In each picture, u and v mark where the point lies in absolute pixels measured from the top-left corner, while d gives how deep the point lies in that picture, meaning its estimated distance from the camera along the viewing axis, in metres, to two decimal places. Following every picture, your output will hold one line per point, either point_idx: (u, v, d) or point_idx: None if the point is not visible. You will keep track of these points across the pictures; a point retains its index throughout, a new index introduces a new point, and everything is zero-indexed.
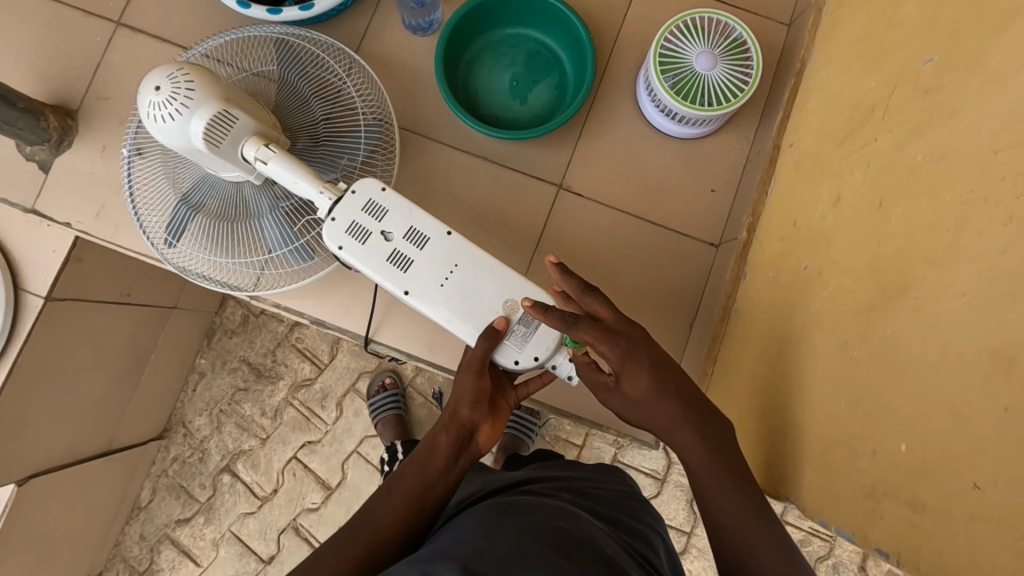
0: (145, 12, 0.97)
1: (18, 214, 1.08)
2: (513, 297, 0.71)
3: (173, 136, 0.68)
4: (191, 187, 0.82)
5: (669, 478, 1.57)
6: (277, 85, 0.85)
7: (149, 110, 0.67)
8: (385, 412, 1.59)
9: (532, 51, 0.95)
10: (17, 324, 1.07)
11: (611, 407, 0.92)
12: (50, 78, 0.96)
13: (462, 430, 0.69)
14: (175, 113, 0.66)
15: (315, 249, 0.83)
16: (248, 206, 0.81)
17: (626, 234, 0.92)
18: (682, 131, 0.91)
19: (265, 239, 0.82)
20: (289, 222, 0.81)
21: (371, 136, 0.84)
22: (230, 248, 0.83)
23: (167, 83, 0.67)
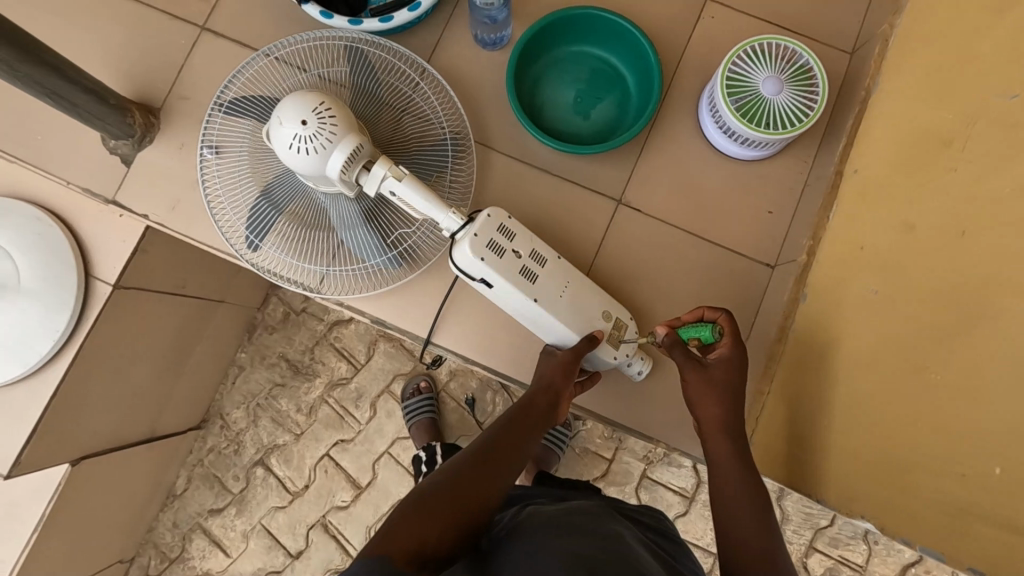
0: (227, 18, 1.01)
1: (91, 204, 1.12)
2: (610, 308, 0.85)
3: (310, 167, 0.71)
4: (275, 193, 0.86)
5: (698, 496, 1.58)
6: (353, 94, 0.88)
7: (292, 141, 0.69)
8: (420, 415, 1.61)
9: (595, 70, 0.97)
10: (85, 309, 1.11)
11: (660, 420, 0.92)
12: (133, 76, 1.00)
13: (552, 401, 0.79)
14: (318, 149, 0.69)
15: (399, 261, 0.89)
16: (338, 218, 0.86)
17: (682, 252, 0.94)
18: (741, 152, 0.93)
19: (353, 249, 0.87)
20: (380, 234, 0.86)
21: (450, 151, 0.90)
22: (314, 251, 0.88)
23: (313, 117, 0.69)
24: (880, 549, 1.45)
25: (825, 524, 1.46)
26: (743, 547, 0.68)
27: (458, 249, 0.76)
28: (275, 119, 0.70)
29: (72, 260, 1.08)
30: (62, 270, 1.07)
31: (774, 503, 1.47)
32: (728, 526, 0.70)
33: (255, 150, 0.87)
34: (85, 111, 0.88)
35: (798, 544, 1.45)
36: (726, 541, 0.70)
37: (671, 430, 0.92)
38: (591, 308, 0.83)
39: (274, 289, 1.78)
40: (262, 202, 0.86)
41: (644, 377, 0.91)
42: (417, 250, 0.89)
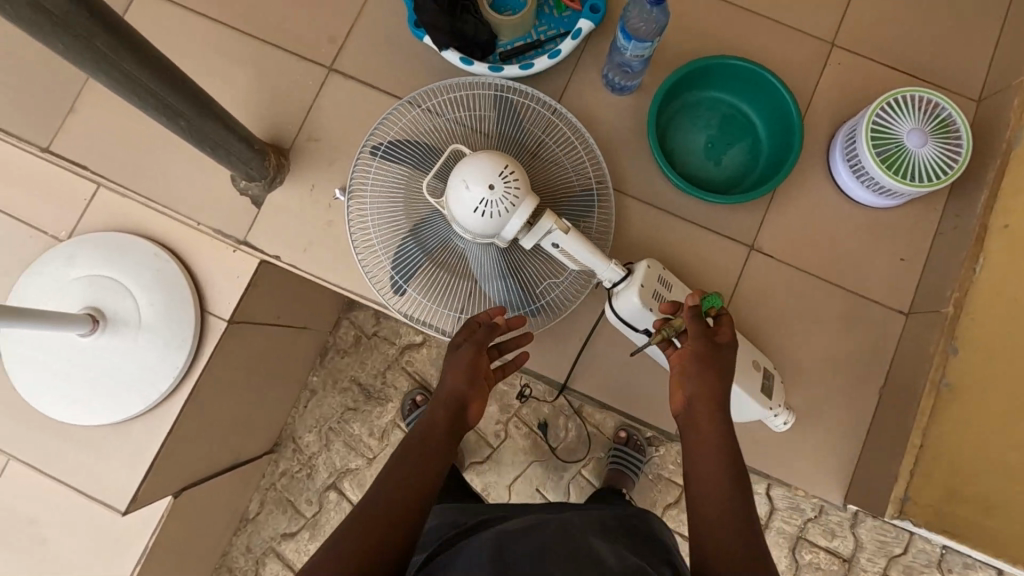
0: (355, 59, 1.02)
1: (205, 239, 1.12)
2: (759, 357, 0.86)
3: (490, 229, 0.71)
4: (422, 241, 0.86)
5: (774, 524, 1.42)
6: (498, 140, 0.88)
7: (479, 205, 0.69)
8: (420, 421, 1.61)
9: (727, 116, 0.98)
10: (200, 345, 1.11)
11: (797, 466, 0.92)
12: (264, 117, 1.00)
13: (454, 401, 0.76)
14: (504, 212, 0.70)
15: (542, 309, 0.90)
16: (487, 269, 0.85)
17: (815, 297, 0.95)
18: (873, 200, 0.94)
19: (500, 297, 0.88)
20: (528, 284, 0.87)
21: (590, 196, 0.91)
22: (459, 299, 0.88)
23: (500, 182, 0.69)
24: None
25: (899, 551, 1.40)
26: (716, 547, 0.62)
27: (627, 303, 0.80)
28: (459, 183, 0.70)
29: (190, 296, 1.09)
30: (182, 306, 1.08)
31: (847, 530, 1.41)
32: (710, 534, 0.63)
33: (403, 195, 0.86)
34: (236, 159, 0.88)
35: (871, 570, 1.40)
36: (706, 553, 0.63)
37: (808, 477, 0.92)
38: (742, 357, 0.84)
39: (344, 313, 1.78)
40: (411, 249, 0.86)
41: (787, 427, 0.90)
42: (560, 298, 0.89)
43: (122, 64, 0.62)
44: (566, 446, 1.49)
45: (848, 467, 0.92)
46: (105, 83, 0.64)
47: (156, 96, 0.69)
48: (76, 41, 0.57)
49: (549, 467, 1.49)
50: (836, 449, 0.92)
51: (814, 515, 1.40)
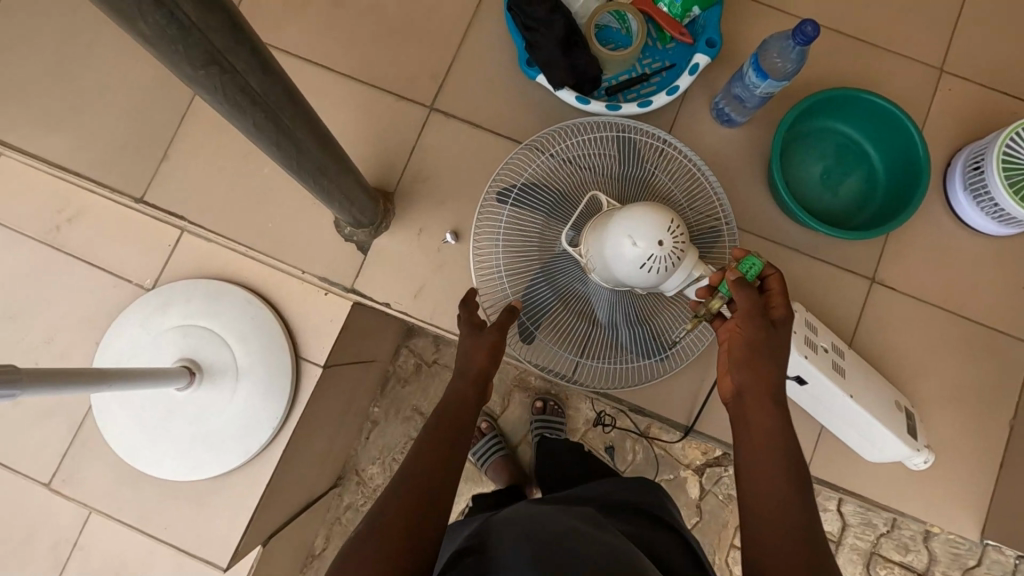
0: (457, 97, 0.99)
1: (297, 282, 1.09)
2: (898, 396, 0.86)
3: (652, 283, 0.70)
4: (554, 287, 0.85)
5: (847, 541, 1.33)
6: (624, 183, 0.86)
7: (646, 261, 0.68)
8: (493, 457, 1.36)
9: (841, 146, 0.96)
10: (296, 393, 1.07)
11: (931, 502, 0.90)
12: (367, 160, 0.98)
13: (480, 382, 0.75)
14: (669, 268, 0.69)
15: (674, 354, 0.88)
16: (622, 315, 0.84)
17: (940, 328, 0.94)
18: (994, 229, 0.93)
19: (633, 345, 0.86)
20: (661, 329, 0.86)
21: (716, 232, 0.87)
22: (590, 346, 0.86)
23: (669, 238, 0.68)
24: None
25: (974, 564, 1.31)
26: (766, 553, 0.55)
27: None
28: (626, 238, 0.68)
29: (285, 342, 1.06)
30: (278, 354, 1.05)
31: (919, 543, 1.32)
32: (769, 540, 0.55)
33: (533, 241, 0.85)
34: (356, 209, 0.85)
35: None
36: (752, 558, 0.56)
37: (943, 512, 0.90)
38: (886, 399, 0.84)
39: (402, 338, 1.57)
40: (544, 296, 0.85)
41: (925, 466, 0.87)
42: (692, 342, 0.88)
43: (294, 135, 0.59)
44: (634, 470, 1.39)
45: (982, 501, 0.90)
46: (271, 152, 0.61)
47: (312, 161, 0.66)
48: (264, 118, 0.54)
49: None
50: (969, 482, 0.91)
51: (886, 529, 1.32)
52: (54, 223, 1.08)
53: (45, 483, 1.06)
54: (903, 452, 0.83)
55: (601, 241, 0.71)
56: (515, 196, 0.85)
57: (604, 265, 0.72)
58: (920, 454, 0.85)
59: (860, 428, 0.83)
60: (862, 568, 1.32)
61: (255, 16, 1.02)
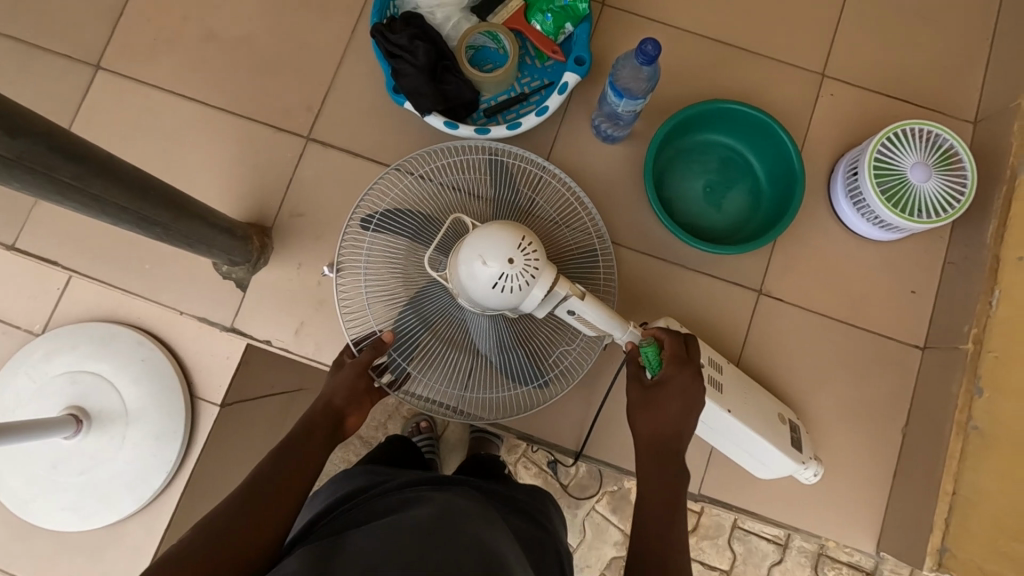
0: (334, 126, 0.98)
1: (190, 320, 1.07)
2: (782, 409, 0.85)
3: (510, 304, 0.66)
4: (423, 313, 0.81)
5: (794, 544, 1.31)
6: (495, 205, 0.83)
7: (496, 281, 0.64)
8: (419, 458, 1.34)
9: (724, 158, 0.95)
10: (194, 435, 1.05)
11: (827, 515, 0.89)
12: (244, 195, 0.96)
13: (332, 417, 0.74)
14: (523, 287, 0.65)
15: (555, 381, 0.85)
16: (494, 341, 0.80)
17: (829, 337, 0.92)
18: (878, 235, 0.91)
19: (508, 373, 0.83)
20: (538, 353, 0.83)
21: (593, 255, 0.85)
22: (463, 375, 0.83)
23: (520, 255, 0.64)
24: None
25: None
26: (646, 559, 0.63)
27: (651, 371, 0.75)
28: (477, 258, 0.64)
29: (178, 383, 1.04)
30: (169, 397, 1.03)
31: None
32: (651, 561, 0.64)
33: (398, 268, 0.83)
34: (217, 251, 0.83)
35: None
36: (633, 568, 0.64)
37: (841, 528, 0.88)
38: (767, 412, 0.82)
39: None
40: (413, 326, 0.81)
41: (816, 479, 0.86)
42: (573, 365, 0.85)
43: (89, 190, 0.57)
44: (577, 484, 1.39)
45: (879, 513, 0.88)
46: (73, 209, 0.59)
47: (130, 212, 0.64)
48: (36, 180, 0.52)
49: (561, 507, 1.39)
50: (864, 493, 0.89)
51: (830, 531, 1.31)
52: None
53: None
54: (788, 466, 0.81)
55: (455, 265, 0.67)
56: (382, 223, 0.82)
57: (460, 289, 0.67)
58: (809, 466, 0.84)
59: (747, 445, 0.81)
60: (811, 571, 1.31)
61: (128, 54, 1.00)
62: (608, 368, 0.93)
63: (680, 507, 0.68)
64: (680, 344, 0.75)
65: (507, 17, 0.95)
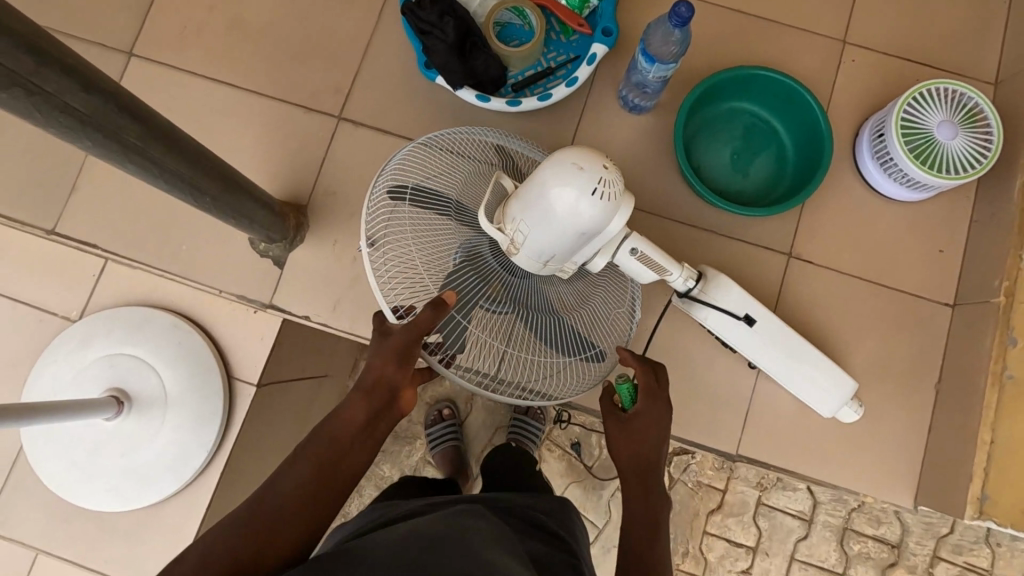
0: (365, 105, 0.99)
1: (224, 302, 1.09)
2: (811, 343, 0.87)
3: (605, 218, 0.63)
4: (477, 285, 0.74)
5: (818, 519, 1.31)
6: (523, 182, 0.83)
7: (598, 185, 0.61)
8: (443, 444, 1.38)
9: (749, 126, 0.96)
10: (232, 414, 1.06)
11: (863, 472, 0.90)
12: (278, 175, 0.98)
13: (384, 392, 0.69)
14: (618, 197, 0.63)
15: (606, 350, 0.82)
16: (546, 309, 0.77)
17: (859, 297, 0.94)
18: (905, 194, 0.93)
19: (561, 349, 0.79)
20: (585, 329, 0.80)
21: None
22: (519, 353, 0.77)
23: (612, 167, 0.64)
24: (1007, 549, 1.30)
25: (948, 532, 1.31)
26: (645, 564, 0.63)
27: (724, 288, 0.80)
28: (572, 164, 0.62)
29: (215, 364, 1.05)
30: (207, 377, 1.04)
31: (891, 516, 1.32)
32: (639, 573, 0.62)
33: (439, 237, 0.77)
34: (258, 225, 0.84)
35: (921, 556, 1.30)
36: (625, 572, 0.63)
37: (877, 484, 0.90)
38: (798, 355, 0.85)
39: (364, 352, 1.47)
40: (474, 285, 0.74)
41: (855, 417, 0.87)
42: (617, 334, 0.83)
43: (150, 154, 0.59)
44: (602, 465, 1.40)
45: (913, 469, 0.90)
46: (133, 174, 0.61)
47: (185, 179, 0.66)
48: (105, 139, 0.53)
49: (587, 488, 1.40)
50: (899, 449, 0.90)
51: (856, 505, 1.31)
52: None
53: None
54: (846, 391, 0.82)
55: (540, 181, 0.63)
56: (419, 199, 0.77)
57: (549, 207, 0.62)
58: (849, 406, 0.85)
59: (806, 371, 0.82)
60: (836, 545, 1.31)
61: (159, 40, 1.02)
62: (641, 334, 0.94)
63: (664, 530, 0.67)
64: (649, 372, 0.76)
65: None
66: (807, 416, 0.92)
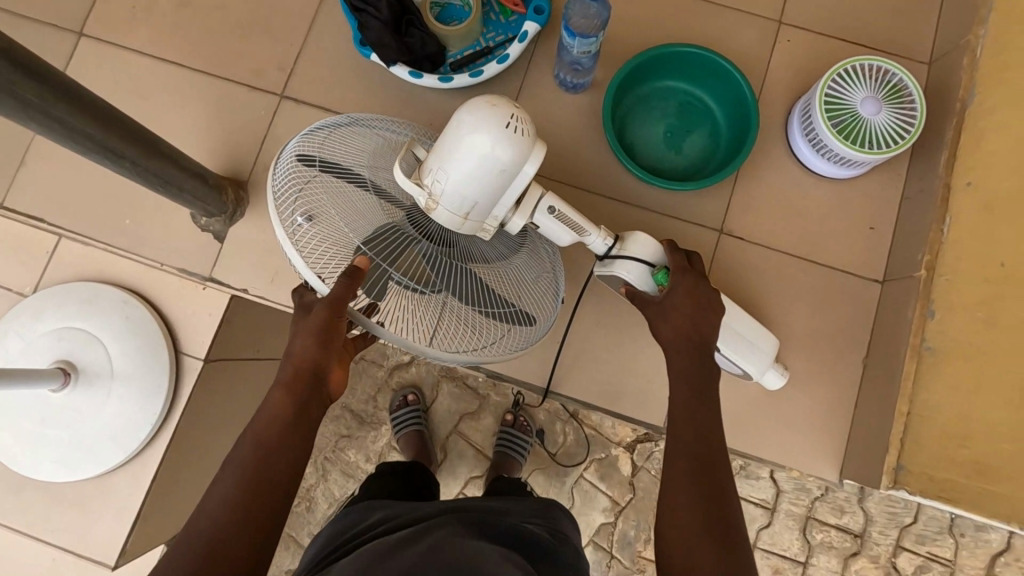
0: (307, 84, 1.01)
1: (174, 279, 1.11)
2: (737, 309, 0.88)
3: (520, 154, 0.64)
4: (398, 236, 0.70)
5: (781, 507, 1.31)
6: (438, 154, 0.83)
7: (507, 122, 0.63)
8: (407, 428, 1.39)
9: (683, 104, 0.98)
10: (178, 388, 1.08)
11: (792, 446, 0.91)
12: (221, 151, 1.00)
13: (311, 374, 0.67)
14: (529, 136, 0.65)
15: (537, 314, 0.79)
16: (468, 271, 0.73)
17: (789, 273, 0.95)
18: (835, 171, 0.93)
19: (493, 304, 0.74)
20: (514, 285, 0.77)
21: None
22: (452, 305, 0.72)
23: (520, 110, 0.66)
24: (970, 540, 1.29)
25: (910, 522, 1.30)
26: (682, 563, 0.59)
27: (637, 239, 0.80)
28: (481, 105, 0.64)
29: (161, 338, 1.07)
30: (153, 351, 1.06)
31: (854, 505, 1.31)
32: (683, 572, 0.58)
33: (343, 208, 0.71)
34: (188, 194, 0.86)
35: (884, 545, 1.30)
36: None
37: (804, 458, 0.91)
38: None
39: None
40: (393, 237, 0.70)
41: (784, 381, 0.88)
42: (545, 300, 0.80)
43: (53, 111, 0.61)
44: (565, 453, 1.42)
45: (841, 443, 0.91)
46: (40, 133, 0.63)
47: (97, 140, 0.68)
48: (1, 94, 0.56)
49: (550, 475, 1.42)
50: (827, 423, 0.91)
51: (818, 494, 1.30)
52: None
53: None
54: (770, 348, 0.84)
55: (455, 126, 0.65)
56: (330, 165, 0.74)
57: (463, 147, 0.63)
58: (774, 370, 0.86)
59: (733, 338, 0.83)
60: (798, 534, 1.31)
61: (107, 21, 1.04)
62: (574, 308, 0.96)
63: (712, 520, 0.61)
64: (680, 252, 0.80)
65: None
66: (735, 389, 0.92)
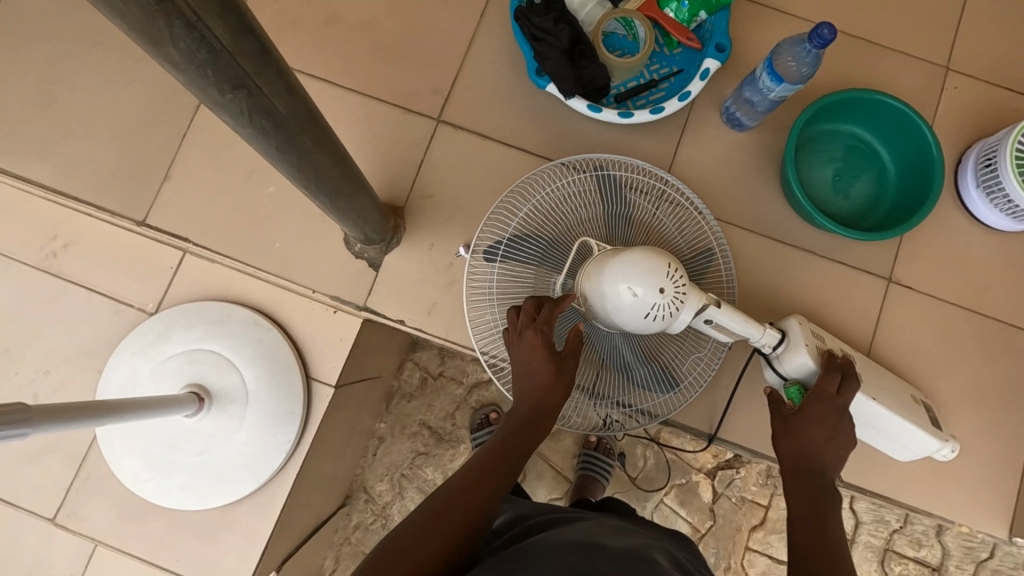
0: (465, 110, 0.98)
1: (303, 301, 1.03)
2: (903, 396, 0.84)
3: (659, 329, 0.68)
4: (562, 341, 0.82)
5: (860, 538, 1.19)
6: (609, 223, 0.83)
7: (649, 311, 0.65)
8: None
9: (852, 147, 0.96)
10: (308, 416, 1.01)
11: (960, 500, 0.90)
12: (376, 176, 0.97)
13: None
14: (675, 313, 0.67)
15: (689, 391, 0.85)
16: (626, 352, 0.81)
17: (957, 323, 0.94)
18: (1007, 224, 0.93)
19: (645, 391, 0.83)
20: (668, 365, 0.83)
21: (713, 256, 0.86)
22: (609, 394, 0.83)
23: (669, 285, 0.66)
24: None
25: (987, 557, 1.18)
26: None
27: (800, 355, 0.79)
28: (625, 287, 0.66)
29: (295, 364, 1.00)
30: (287, 377, 0.99)
31: (933, 538, 1.19)
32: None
33: (527, 291, 0.83)
34: (369, 227, 0.83)
35: None
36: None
37: (974, 512, 0.90)
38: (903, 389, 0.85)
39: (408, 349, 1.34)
40: None
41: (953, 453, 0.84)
42: (696, 375, 0.85)
43: (314, 156, 0.57)
44: (645, 477, 1.27)
45: (1009, 498, 0.90)
46: (287, 174, 0.59)
47: (329, 182, 0.64)
48: (286, 143, 0.52)
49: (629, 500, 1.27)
50: (994, 478, 0.91)
51: (899, 525, 1.18)
52: (51, 249, 1.04)
53: (50, 518, 1.01)
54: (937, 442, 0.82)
55: (602, 289, 0.68)
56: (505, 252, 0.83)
57: (604, 314, 0.69)
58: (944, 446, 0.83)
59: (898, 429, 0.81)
60: (876, 567, 1.18)
61: None
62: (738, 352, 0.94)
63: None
64: (833, 377, 0.76)
65: (640, 4, 0.96)
66: None
